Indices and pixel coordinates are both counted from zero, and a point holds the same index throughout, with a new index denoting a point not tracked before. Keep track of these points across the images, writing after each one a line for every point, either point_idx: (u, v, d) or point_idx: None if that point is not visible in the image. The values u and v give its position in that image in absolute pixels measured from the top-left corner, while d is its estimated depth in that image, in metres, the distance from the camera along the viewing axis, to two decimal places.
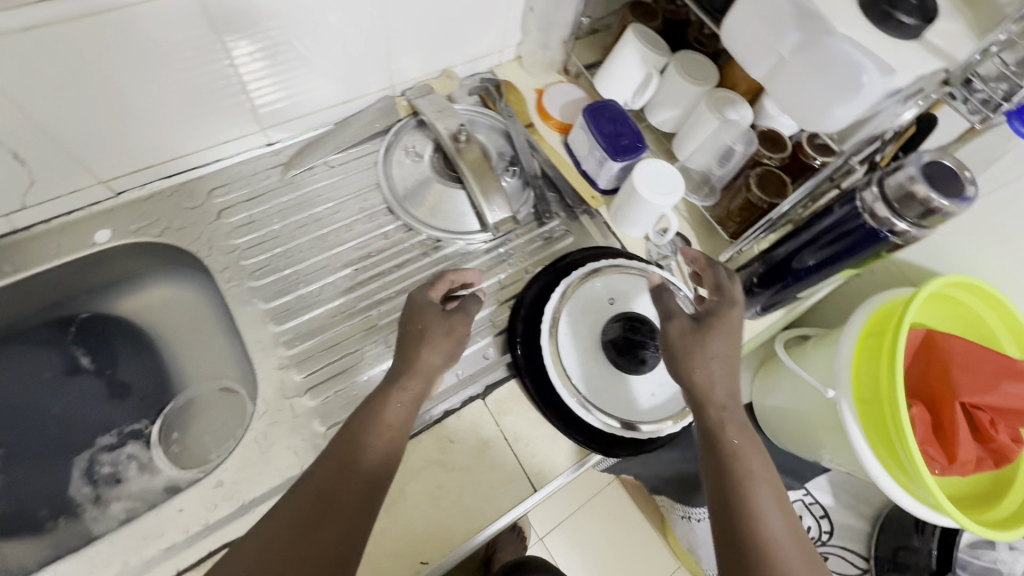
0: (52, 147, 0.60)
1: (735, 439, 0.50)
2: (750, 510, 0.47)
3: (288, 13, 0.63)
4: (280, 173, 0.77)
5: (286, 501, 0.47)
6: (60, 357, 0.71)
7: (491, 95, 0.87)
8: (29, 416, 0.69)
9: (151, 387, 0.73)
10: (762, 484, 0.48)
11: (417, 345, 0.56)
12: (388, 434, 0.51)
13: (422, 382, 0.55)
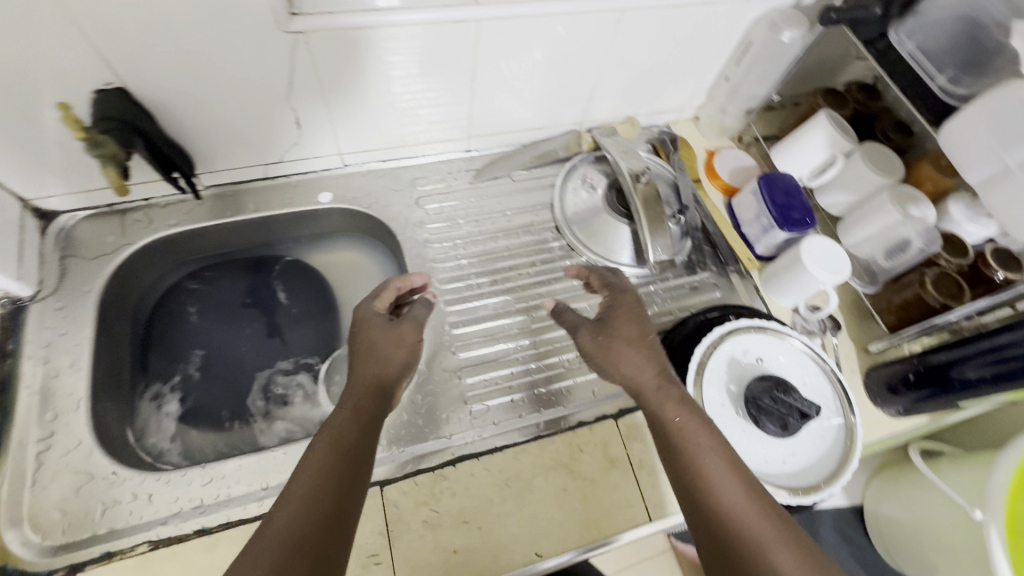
0: (322, 119, 0.73)
1: (677, 418, 0.54)
2: (706, 489, 0.50)
3: (531, 48, 0.73)
4: (471, 176, 0.87)
5: (275, 516, 0.44)
6: (262, 287, 0.83)
7: (667, 146, 0.93)
8: (228, 328, 0.79)
9: (326, 330, 0.82)
10: (710, 459, 0.51)
11: (368, 353, 0.57)
12: (358, 421, 0.51)
13: (383, 381, 0.55)
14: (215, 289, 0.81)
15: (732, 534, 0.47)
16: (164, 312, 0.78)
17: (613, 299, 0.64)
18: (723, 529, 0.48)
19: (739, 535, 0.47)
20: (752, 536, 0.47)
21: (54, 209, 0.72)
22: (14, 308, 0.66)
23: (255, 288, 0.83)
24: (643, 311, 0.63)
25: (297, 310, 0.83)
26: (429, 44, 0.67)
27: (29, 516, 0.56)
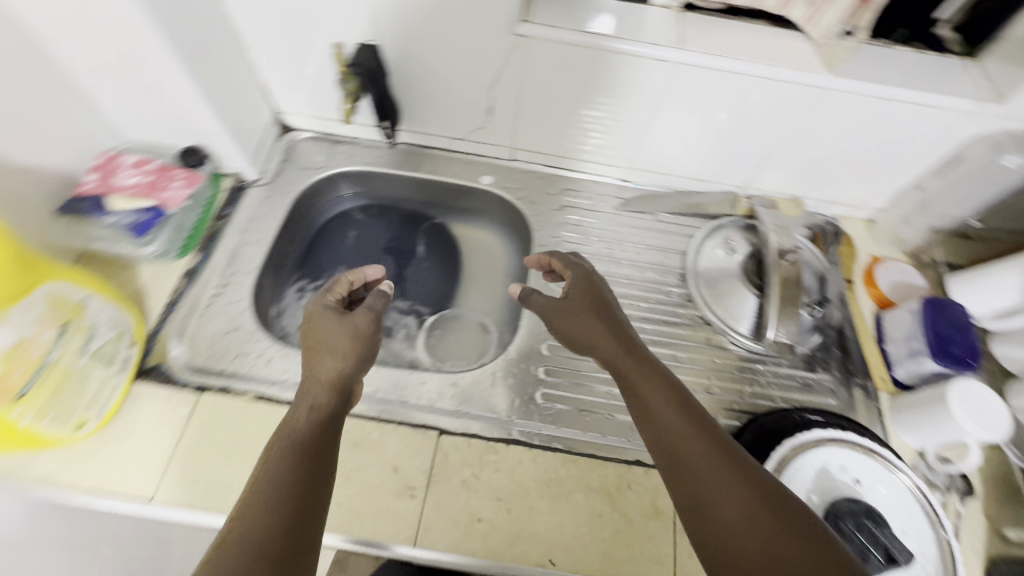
0: (509, 113, 0.82)
1: (643, 383, 0.52)
2: (674, 449, 0.48)
3: (718, 103, 0.76)
4: (617, 204, 0.92)
5: (238, 518, 0.40)
6: (408, 236, 0.94)
7: (827, 236, 0.88)
8: (370, 259, 0.92)
9: (443, 289, 0.90)
10: (674, 420, 0.49)
11: (319, 350, 0.53)
12: (315, 417, 0.48)
13: (344, 376, 0.52)
14: (372, 224, 0.94)
15: (700, 485, 0.46)
16: (331, 227, 0.93)
17: (574, 280, 0.63)
18: (691, 484, 0.46)
19: (707, 484, 0.45)
20: (716, 481, 0.45)
21: (292, 124, 0.91)
22: (238, 186, 0.84)
23: (403, 235, 0.94)
24: (602, 284, 0.63)
25: (429, 265, 0.93)
26: (625, 75, 0.73)
27: (189, 338, 0.70)
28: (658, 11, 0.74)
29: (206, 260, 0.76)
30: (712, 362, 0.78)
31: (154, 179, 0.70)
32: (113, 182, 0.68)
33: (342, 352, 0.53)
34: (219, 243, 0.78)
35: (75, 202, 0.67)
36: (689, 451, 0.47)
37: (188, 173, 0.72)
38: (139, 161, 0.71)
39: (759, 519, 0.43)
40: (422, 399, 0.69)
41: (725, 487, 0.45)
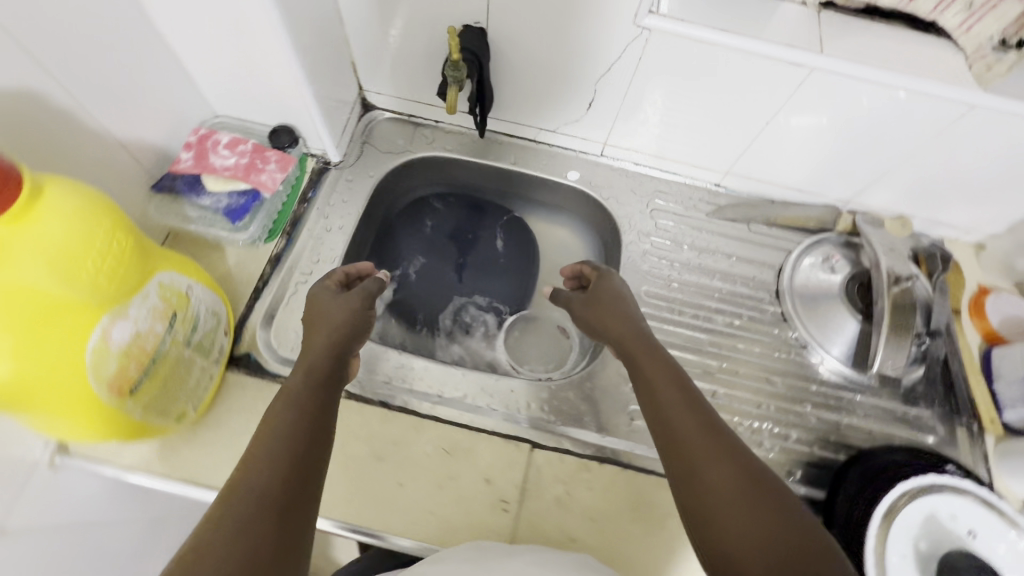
0: (610, 108, 0.77)
1: (642, 360, 0.58)
2: (665, 418, 0.52)
3: (846, 114, 0.69)
4: (710, 209, 0.86)
5: (255, 452, 0.44)
6: (487, 229, 0.91)
7: (934, 260, 0.82)
8: (447, 249, 0.88)
9: (522, 287, 0.87)
10: (667, 393, 0.54)
11: (320, 324, 0.59)
12: (314, 377, 0.52)
13: (341, 349, 0.57)
14: (449, 214, 0.91)
15: (686, 455, 0.48)
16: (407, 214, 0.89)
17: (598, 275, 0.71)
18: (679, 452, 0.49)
19: (693, 452, 0.48)
20: (701, 449, 0.48)
21: (374, 103, 0.86)
22: (322, 167, 0.81)
23: (480, 226, 0.91)
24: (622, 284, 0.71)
25: (506, 261, 0.89)
26: (749, 76, 0.67)
27: (274, 327, 0.69)
28: (793, 7, 0.67)
29: (289, 245, 0.74)
30: (808, 388, 0.74)
31: (246, 163, 0.65)
32: (206, 164, 0.64)
33: (337, 318, 0.59)
34: (301, 227, 0.75)
35: (169, 180, 0.64)
36: (680, 422, 0.50)
37: (279, 154, 0.66)
38: (231, 139, 0.66)
39: (742, 491, 0.45)
40: (514, 408, 0.67)
41: (710, 459, 0.47)
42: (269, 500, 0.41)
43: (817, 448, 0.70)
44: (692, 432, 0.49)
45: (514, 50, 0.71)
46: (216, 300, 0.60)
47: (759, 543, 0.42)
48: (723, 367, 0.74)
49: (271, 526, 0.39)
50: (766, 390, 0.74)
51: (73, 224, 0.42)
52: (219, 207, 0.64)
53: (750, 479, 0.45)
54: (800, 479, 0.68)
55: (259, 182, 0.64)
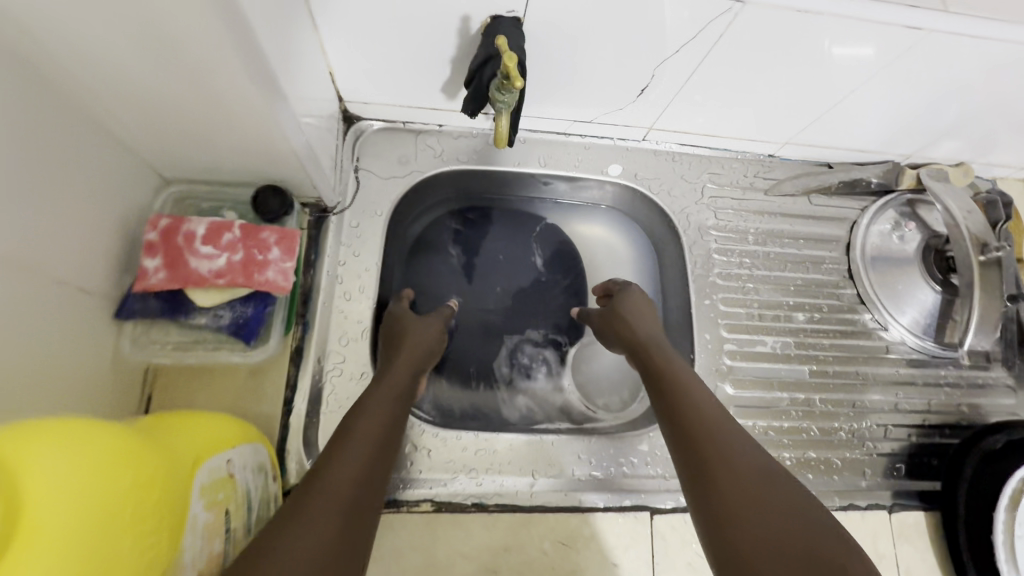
0: (666, 92, 0.63)
1: (652, 353, 0.56)
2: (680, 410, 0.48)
3: (948, 74, 0.59)
4: (767, 186, 0.77)
5: (331, 468, 0.41)
6: (521, 245, 0.77)
7: (995, 207, 0.76)
8: (482, 278, 0.75)
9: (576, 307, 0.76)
10: (687, 388, 0.50)
11: (398, 345, 0.58)
12: (393, 390, 0.52)
13: (413, 370, 0.56)
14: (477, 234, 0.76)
15: (707, 450, 0.44)
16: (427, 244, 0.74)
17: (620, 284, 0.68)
18: (699, 443, 0.45)
19: (718, 450, 0.43)
20: (721, 445, 0.44)
21: (356, 113, 0.66)
22: (317, 215, 0.62)
23: (514, 243, 0.77)
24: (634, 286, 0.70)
25: (551, 279, 0.77)
26: (850, 45, 0.55)
27: (322, 442, 0.56)
28: None
29: (308, 332, 0.58)
30: (895, 373, 0.72)
31: (240, 258, 0.48)
32: (186, 272, 0.47)
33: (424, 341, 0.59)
34: (315, 304, 0.60)
35: (138, 301, 0.46)
36: (692, 414, 0.47)
37: (279, 233, 0.50)
38: (206, 226, 0.48)
39: (761, 476, 0.41)
40: (618, 468, 0.61)
41: (732, 453, 0.43)
42: (347, 507, 0.39)
43: (912, 435, 0.69)
44: (706, 419, 0.47)
45: (555, 38, 0.54)
46: (250, 447, 0.47)
47: (777, 519, 0.37)
48: (813, 370, 0.70)
49: (338, 516, 0.38)
50: (857, 385, 0.70)
51: (66, 477, 0.28)
52: (222, 325, 0.48)
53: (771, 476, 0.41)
54: (905, 473, 0.67)
55: (266, 282, 0.48)
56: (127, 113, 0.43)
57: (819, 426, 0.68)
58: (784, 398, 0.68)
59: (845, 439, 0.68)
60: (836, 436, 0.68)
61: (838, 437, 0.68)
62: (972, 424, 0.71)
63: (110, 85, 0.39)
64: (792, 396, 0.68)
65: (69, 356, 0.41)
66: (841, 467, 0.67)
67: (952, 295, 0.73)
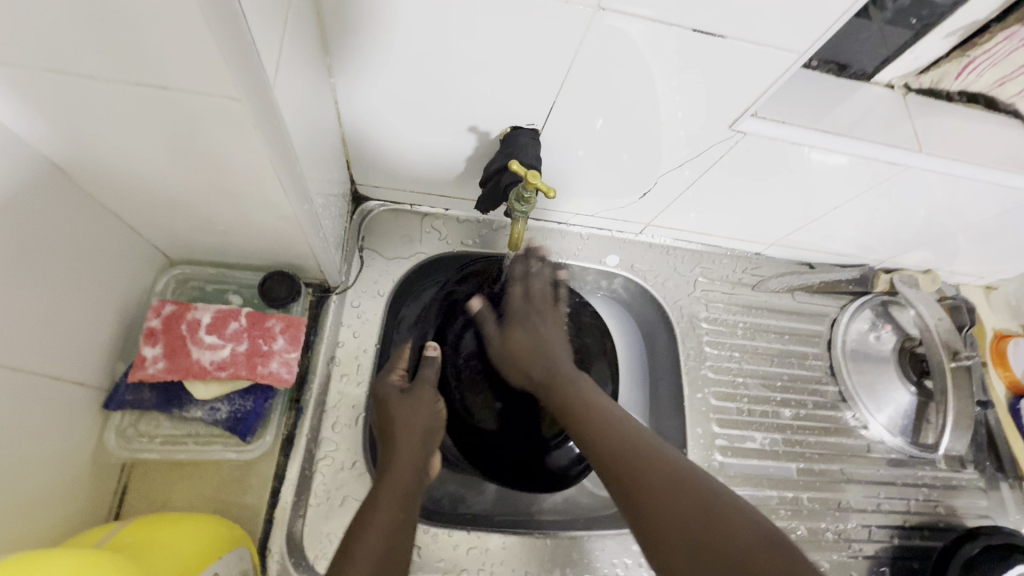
0: (669, 196, 0.67)
1: (566, 376, 0.55)
2: (599, 429, 0.49)
3: (920, 200, 0.65)
4: (756, 281, 0.81)
5: None
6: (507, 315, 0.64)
7: (960, 312, 0.80)
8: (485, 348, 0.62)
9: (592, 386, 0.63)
10: (601, 410, 0.51)
11: (411, 433, 0.52)
12: (395, 487, 0.48)
13: (418, 466, 0.52)
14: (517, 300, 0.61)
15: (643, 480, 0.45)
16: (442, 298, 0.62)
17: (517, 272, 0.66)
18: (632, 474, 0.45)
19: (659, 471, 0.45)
20: (653, 465, 0.45)
21: (366, 195, 0.67)
22: (318, 294, 0.62)
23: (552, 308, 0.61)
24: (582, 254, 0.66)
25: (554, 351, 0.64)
26: (839, 172, 0.60)
27: (306, 541, 0.52)
28: (877, 89, 0.61)
29: (300, 418, 0.56)
30: (876, 472, 0.74)
31: (244, 349, 0.50)
32: (186, 363, 0.48)
33: (438, 413, 0.56)
34: (310, 389, 0.58)
35: (131, 393, 0.47)
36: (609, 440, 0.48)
37: (283, 322, 0.51)
38: (213, 314, 0.50)
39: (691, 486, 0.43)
40: (611, 569, 0.60)
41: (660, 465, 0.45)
42: None
43: (894, 537, 0.71)
44: (636, 450, 0.47)
45: (568, 146, 0.58)
46: (238, 553, 0.44)
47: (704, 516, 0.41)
48: (800, 468, 0.72)
49: None
50: (842, 483, 0.72)
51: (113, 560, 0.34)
52: (218, 419, 0.49)
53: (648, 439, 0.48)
54: None
55: (269, 373, 0.50)
56: (143, 204, 0.43)
57: (806, 526, 0.69)
58: (773, 495, 0.70)
59: (832, 540, 0.69)
60: (823, 536, 0.69)
61: (824, 537, 0.69)
62: (949, 525, 0.73)
63: (132, 179, 0.40)
64: (782, 495, 0.70)
65: (43, 450, 0.40)
66: (828, 570, 0.67)
67: (927, 398, 0.76)
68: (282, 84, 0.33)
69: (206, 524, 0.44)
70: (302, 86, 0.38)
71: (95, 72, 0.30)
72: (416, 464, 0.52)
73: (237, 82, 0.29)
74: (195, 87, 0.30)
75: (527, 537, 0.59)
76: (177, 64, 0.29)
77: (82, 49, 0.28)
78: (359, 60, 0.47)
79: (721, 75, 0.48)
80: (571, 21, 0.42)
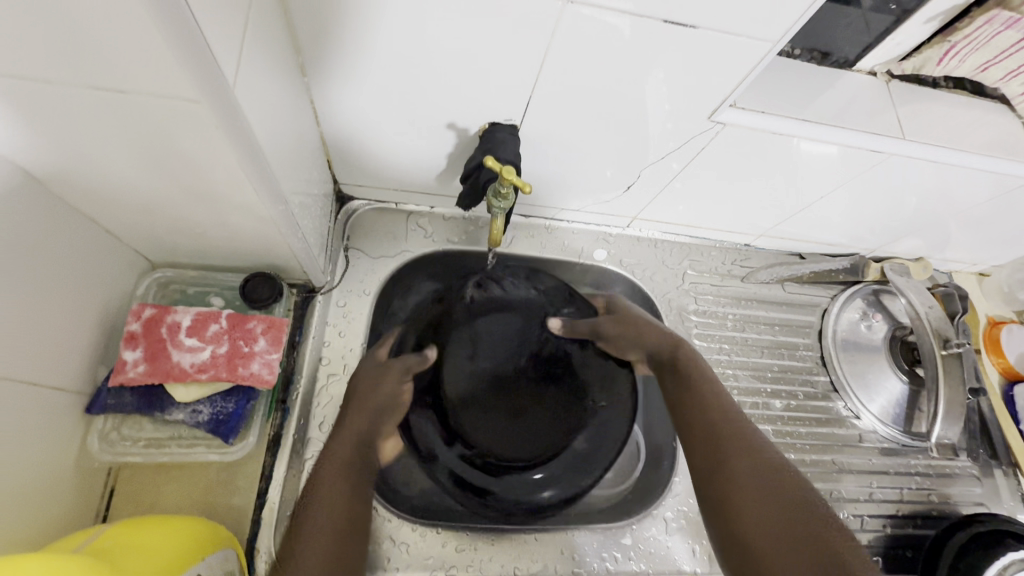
0: (654, 188, 0.66)
1: (701, 376, 0.59)
2: (707, 420, 0.54)
3: (907, 188, 0.64)
4: (745, 273, 0.80)
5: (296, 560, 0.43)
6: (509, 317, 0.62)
7: (953, 299, 0.79)
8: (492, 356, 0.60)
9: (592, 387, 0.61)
10: (717, 412, 0.54)
11: (365, 412, 0.56)
12: (337, 457, 0.52)
13: (361, 432, 0.55)
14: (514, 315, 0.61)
15: (732, 479, 0.49)
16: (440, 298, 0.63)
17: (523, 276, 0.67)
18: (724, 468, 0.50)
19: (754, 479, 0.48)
20: (748, 471, 0.49)
21: (350, 194, 0.67)
22: (303, 294, 0.62)
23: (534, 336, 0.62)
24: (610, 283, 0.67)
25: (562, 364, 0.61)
26: (824, 161, 0.59)
27: None
28: (860, 76, 0.60)
29: (287, 418, 0.56)
30: (869, 462, 0.74)
31: (225, 350, 0.50)
32: (166, 366, 0.48)
33: (399, 396, 0.58)
34: (297, 389, 0.58)
35: (112, 397, 0.47)
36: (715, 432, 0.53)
37: (265, 323, 0.52)
38: (192, 317, 0.50)
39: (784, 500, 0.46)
40: (601, 563, 0.60)
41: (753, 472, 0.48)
42: None
43: (887, 526, 0.71)
44: (738, 445, 0.51)
45: (548, 140, 0.57)
46: (222, 554, 0.44)
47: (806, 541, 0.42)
48: (792, 459, 0.72)
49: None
50: (835, 474, 0.72)
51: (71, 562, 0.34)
52: (200, 422, 0.50)
53: (737, 441, 0.52)
54: (883, 567, 0.68)
55: (250, 374, 0.50)
56: (119, 208, 0.43)
57: None
58: None
59: None
60: None
61: None
62: (943, 514, 0.73)
63: (105, 184, 0.40)
64: None
65: (25, 455, 0.40)
66: None
67: (919, 386, 0.76)
68: (243, 82, 0.33)
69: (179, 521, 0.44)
70: (270, 87, 0.38)
71: (53, 76, 0.30)
72: (356, 438, 0.54)
73: (194, 82, 0.29)
74: (153, 88, 0.30)
75: (516, 532, 0.59)
76: (133, 66, 0.29)
77: (37, 53, 0.28)
78: (333, 59, 0.46)
79: (694, 66, 0.47)
80: (539, 13, 0.42)
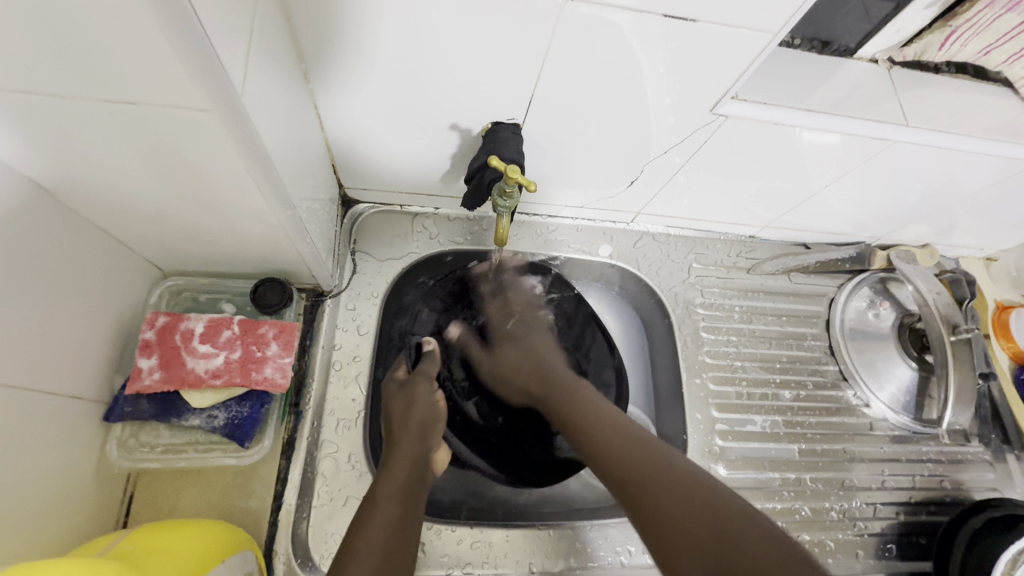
0: (658, 183, 0.67)
1: (573, 392, 0.58)
2: (631, 445, 0.50)
3: (911, 175, 0.64)
4: (751, 264, 0.80)
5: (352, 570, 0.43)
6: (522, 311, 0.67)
7: (960, 285, 0.78)
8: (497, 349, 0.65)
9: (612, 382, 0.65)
10: (633, 432, 0.52)
11: (412, 433, 0.55)
12: (392, 484, 0.51)
13: (416, 457, 0.54)
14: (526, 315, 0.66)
15: (637, 482, 0.47)
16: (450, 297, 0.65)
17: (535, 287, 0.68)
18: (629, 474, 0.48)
19: (645, 474, 0.47)
20: (636, 466, 0.48)
21: (355, 198, 0.67)
22: (313, 298, 0.62)
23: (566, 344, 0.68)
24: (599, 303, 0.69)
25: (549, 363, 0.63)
26: (828, 149, 0.59)
27: (312, 541, 0.53)
28: (861, 64, 0.60)
29: (301, 422, 0.57)
30: (880, 450, 0.74)
31: (238, 356, 0.51)
32: (181, 372, 0.49)
33: (436, 407, 0.58)
34: (309, 393, 0.59)
35: (129, 405, 0.48)
36: (599, 433, 0.52)
37: (277, 328, 0.53)
38: (205, 324, 0.51)
39: (678, 483, 0.46)
40: (615, 557, 0.60)
41: (659, 469, 0.47)
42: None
43: (900, 513, 0.71)
44: (640, 443, 0.50)
45: (549, 137, 0.57)
46: (241, 556, 0.45)
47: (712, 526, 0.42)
48: (803, 449, 0.72)
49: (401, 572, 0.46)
50: (847, 463, 0.72)
51: (65, 563, 0.34)
52: (216, 426, 0.50)
53: (629, 435, 0.51)
54: (897, 554, 0.69)
55: (263, 378, 0.51)
56: (131, 218, 0.44)
57: (810, 507, 0.69)
58: (776, 478, 0.70)
59: (837, 519, 0.69)
60: (827, 516, 0.69)
61: (830, 517, 0.69)
62: (956, 500, 0.73)
63: (116, 195, 0.40)
64: (786, 477, 0.70)
65: (48, 465, 0.41)
66: (834, 549, 0.67)
67: (928, 373, 0.76)
68: (252, 93, 0.34)
69: (181, 529, 0.45)
70: (275, 97, 0.39)
71: (66, 91, 0.30)
72: (413, 458, 0.54)
73: (205, 94, 0.30)
74: (164, 100, 0.31)
75: (530, 528, 0.60)
76: (146, 79, 0.29)
77: (47, 66, 0.29)
78: (335, 65, 0.47)
79: (696, 58, 0.47)
80: (540, 13, 0.42)
